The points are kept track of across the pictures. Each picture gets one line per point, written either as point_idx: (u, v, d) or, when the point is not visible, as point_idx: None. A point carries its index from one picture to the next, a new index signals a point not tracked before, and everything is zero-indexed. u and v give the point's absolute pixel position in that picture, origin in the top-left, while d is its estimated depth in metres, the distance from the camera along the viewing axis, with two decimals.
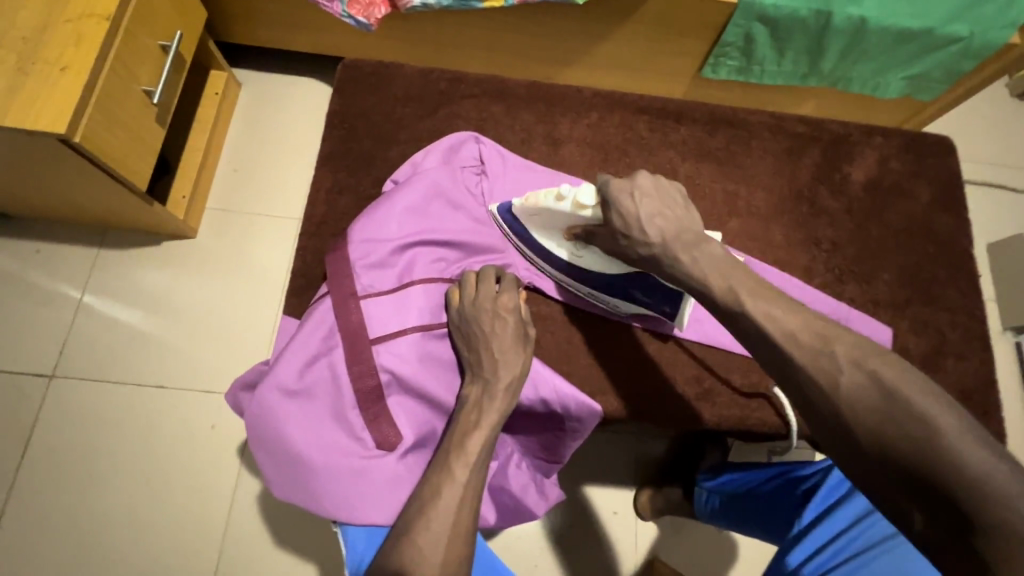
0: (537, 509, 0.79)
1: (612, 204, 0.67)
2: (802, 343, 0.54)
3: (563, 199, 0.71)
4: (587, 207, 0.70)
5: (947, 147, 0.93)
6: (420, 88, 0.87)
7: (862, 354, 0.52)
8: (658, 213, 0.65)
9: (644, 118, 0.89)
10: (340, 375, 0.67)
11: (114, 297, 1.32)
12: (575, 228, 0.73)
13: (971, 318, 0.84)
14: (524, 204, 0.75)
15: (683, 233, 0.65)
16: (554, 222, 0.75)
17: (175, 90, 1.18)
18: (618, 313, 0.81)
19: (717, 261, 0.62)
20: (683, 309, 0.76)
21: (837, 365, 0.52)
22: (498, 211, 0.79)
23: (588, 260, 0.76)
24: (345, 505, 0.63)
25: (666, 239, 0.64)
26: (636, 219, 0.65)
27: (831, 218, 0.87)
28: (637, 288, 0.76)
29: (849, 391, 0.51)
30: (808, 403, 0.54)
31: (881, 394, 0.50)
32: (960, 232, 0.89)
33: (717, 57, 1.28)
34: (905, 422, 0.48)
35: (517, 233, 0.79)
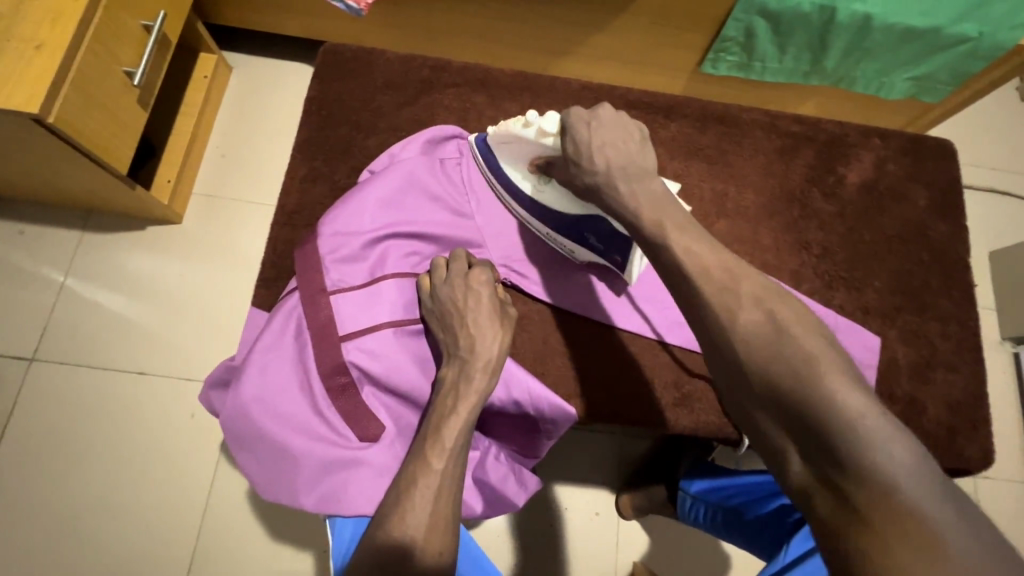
0: (517, 499, 0.77)
1: (569, 131, 0.66)
2: (736, 319, 0.56)
3: (530, 125, 0.69)
4: (549, 136, 0.69)
5: (947, 150, 0.90)
6: (401, 76, 0.84)
7: (790, 337, 0.54)
8: (609, 143, 0.65)
9: (633, 112, 0.86)
10: (312, 368, 0.64)
11: (97, 281, 1.30)
12: (538, 158, 0.72)
13: (963, 329, 0.82)
14: (496, 132, 0.73)
15: (629, 166, 0.65)
16: (518, 149, 0.73)
17: (159, 72, 1.16)
18: (569, 255, 0.80)
19: (656, 200, 0.63)
20: (633, 262, 0.76)
21: (763, 344, 0.54)
22: (472, 142, 0.78)
23: (547, 195, 0.75)
24: (331, 500, 0.60)
25: (611, 169, 0.64)
26: (588, 147, 0.65)
27: (823, 222, 0.84)
28: (592, 233, 0.75)
29: (773, 370, 0.53)
30: (734, 378, 0.56)
31: (803, 374, 0.52)
32: (957, 239, 0.86)
33: (717, 52, 1.24)
34: (820, 402, 0.50)
35: (485, 158, 0.77)
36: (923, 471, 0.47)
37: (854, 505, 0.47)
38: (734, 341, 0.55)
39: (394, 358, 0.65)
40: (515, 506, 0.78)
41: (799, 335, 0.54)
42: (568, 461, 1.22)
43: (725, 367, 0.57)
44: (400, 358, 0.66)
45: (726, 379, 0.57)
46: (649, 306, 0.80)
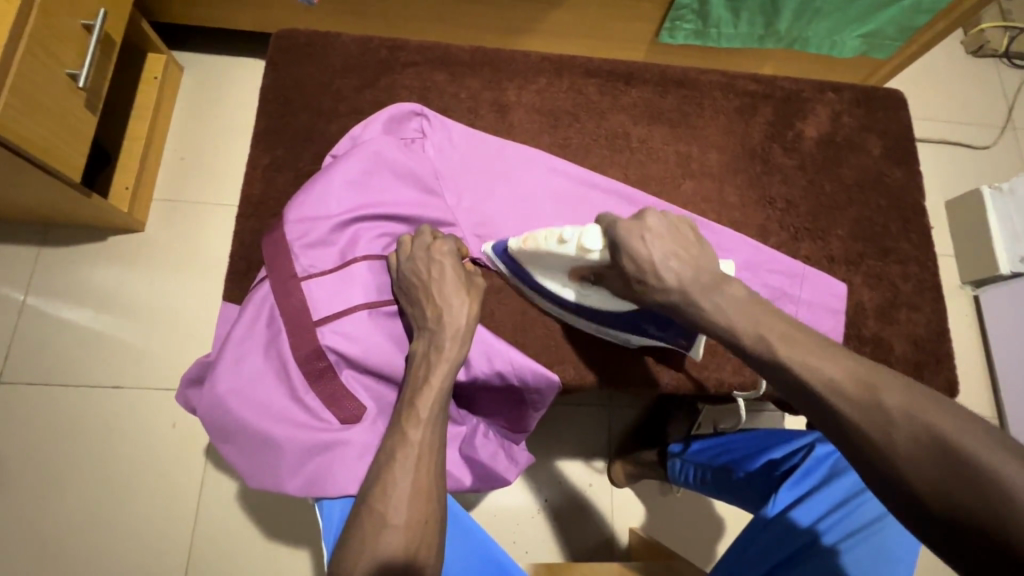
0: (509, 474, 0.79)
1: (621, 248, 0.60)
2: (860, 406, 0.47)
3: (567, 242, 0.65)
4: (593, 250, 0.63)
5: (897, 100, 0.93)
6: (358, 57, 0.83)
7: (933, 427, 0.44)
8: (672, 254, 0.59)
9: (594, 81, 0.87)
10: (287, 355, 0.63)
11: (60, 297, 1.26)
12: (581, 271, 0.69)
13: (923, 269, 0.85)
14: (523, 249, 0.70)
15: (700, 276, 0.58)
16: (556, 265, 0.70)
17: (106, 74, 1.12)
18: (628, 343, 0.79)
19: (742, 305, 0.56)
20: (698, 343, 0.75)
21: (889, 418, 0.46)
22: (492, 251, 0.76)
23: (594, 300, 0.72)
24: (317, 483, 0.60)
25: (682, 283, 0.58)
26: (650, 264, 0.59)
27: (786, 176, 0.86)
28: (650, 321, 0.74)
29: (916, 460, 0.44)
30: (868, 470, 0.46)
31: (953, 463, 0.42)
32: (911, 184, 0.89)
33: (673, 21, 1.25)
34: (984, 495, 0.41)
35: (513, 269, 0.75)
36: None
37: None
38: (872, 439, 0.46)
39: (370, 339, 0.65)
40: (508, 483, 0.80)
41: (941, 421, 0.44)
42: (559, 437, 1.24)
43: (854, 461, 0.48)
44: (375, 338, 0.65)
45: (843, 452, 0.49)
46: None
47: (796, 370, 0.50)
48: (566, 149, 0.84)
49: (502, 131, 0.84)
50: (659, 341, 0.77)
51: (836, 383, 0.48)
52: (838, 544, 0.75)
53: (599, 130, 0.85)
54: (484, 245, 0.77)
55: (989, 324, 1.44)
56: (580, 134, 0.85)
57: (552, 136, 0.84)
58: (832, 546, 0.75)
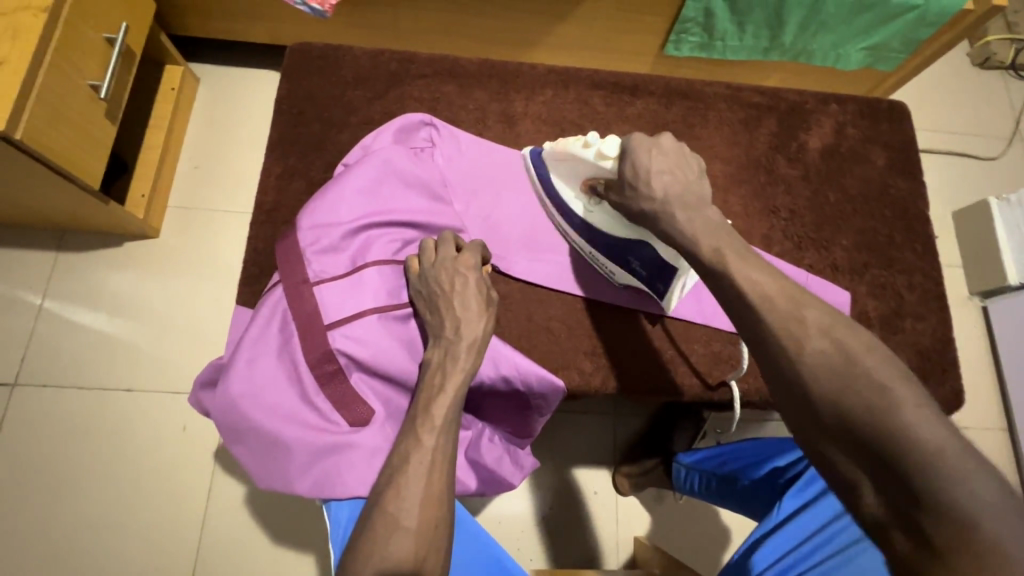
0: (514, 479, 0.80)
1: (628, 155, 0.65)
2: (802, 346, 0.50)
3: (589, 145, 0.70)
4: (609, 158, 0.69)
5: (901, 112, 0.94)
6: (370, 70, 0.85)
7: (865, 372, 0.47)
8: (669, 171, 0.64)
9: (599, 92, 0.88)
10: (299, 358, 0.65)
11: (76, 301, 1.29)
12: (593, 181, 0.73)
13: (927, 279, 0.85)
14: (553, 150, 0.76)
15: (687, 194, 0.63)
16: (574, 169, 0.74)
17: (125, 85, 1.15)
18: (611, 278, 0.81)
19: (713, 227, 0.61)
20: (673, 289, 0.77)
21: (832, 372, 0.48)
22: (528, 154, 0.81)
23: (598, 218, 0.75)
24: (326, 484, 0.61)
25: (668, 195, 0.63)
26: (646, 173, 0.64)
27: (789, 186, 0.87)
28: (636, 258, 0.76)
29: (845, 399, 0.47)
30: (801, 406, 0.49)
31: (878, 402, 0.45)
32: (916, 195, 0.90)
33: (678, 34, 1.27)
34: (900, 432, 0.43)
35: (540, 175, 0.80)
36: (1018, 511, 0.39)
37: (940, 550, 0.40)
38: (808, 378, 0.49)
39: (381, 343, 0.66)
40: (512, 488, 0.81)
41: (875, 369, 0.47)
42: (564, 444, 1.24)
43: (789, 399, 0.50)
44: (386, 343, 0.67)
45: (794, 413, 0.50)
46: None
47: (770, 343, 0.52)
48: None
49: (509, 141, 0.86)
50: (638, 283, 0.79)
51: (786, 315, 0.52)
52: (840, 552, 0.73)
53: (605, 141, 0.87)
54: (524, 150, 0.83)
55: (998, 336, 1.43)
56: None
57: None
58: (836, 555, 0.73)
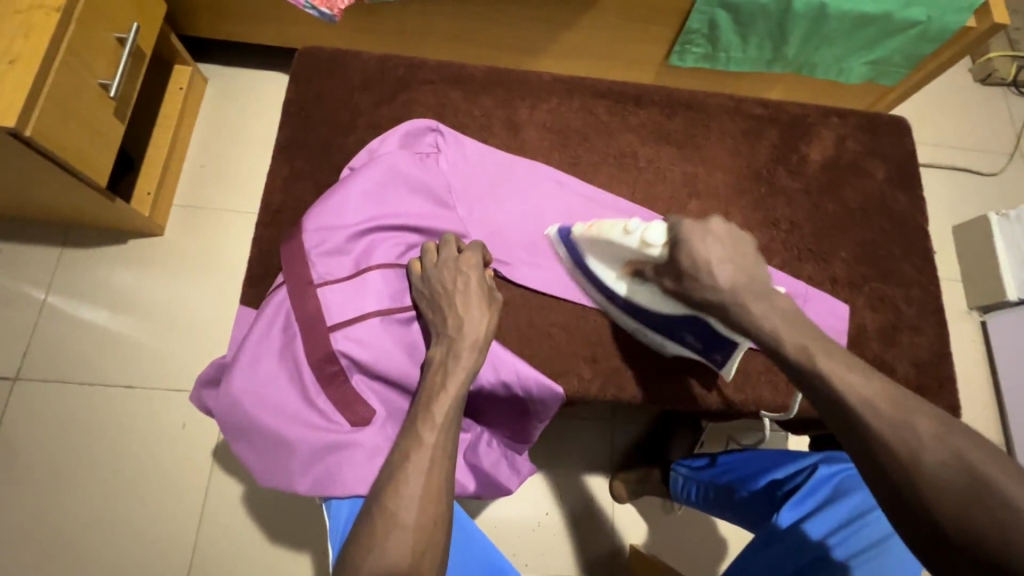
0: (510, 484, 0.80)
1: (682, 245, 0.65)
2: (913, 449, 0.51)
3: (632, 232, 0.70)
4: (655, 245, 0.69)
5: (902, 126, 0.95)
6: (378, 75, 0.86)
7: (986, 478, 0.48)
8: (728, 261, 0.64)
9: (604, 102, 0.89)
10: (301, 359, 0.65)
11: (79, 297, 1.29)
12: (636, 264, 0.73)
13: (926, 293, 0.86)
14: (588, 234, 0.75)
15: (750, 282, 0.64)
16: (615, 253, 0.74)
17: (135, 84, 1.17)
18: (663, 350, 0.81)
19: (791, 318, 0.62)
20: (732, 360, 0.75)
21: (924, 451, 0.51)
22: (556, 235, 0.80)
23: (642, 296, 0.76)
24: (327, 483, 0.62)
25: (733, 286, 0.63)
26: (706, 264, 0.64)
27: (790, 198, 0.88)
28: (689, 331, 0.76)
29: (963, 506, 0.48)
30: (885, 482, 0.53)
31: (999, 512, 0.47)
32: (915, 209, 0.91)
33: (683, 44, 1.29)
34: (999, 529, 0.46)
35: (573, 254, 0.80)
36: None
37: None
38: (920, 484, 0.50)
39: (382, 344, 0.67)
40: (508, 492, 0.81)
41: (966, 449, 0.50)
42: (561, 449, 1.25)
43: (894, 495, 0.52)
44: (387, 345, 0.67)
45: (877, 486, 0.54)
46: None
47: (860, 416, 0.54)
48: (576, 167, 0.87)
49: (513, 147, 0.87)
50: (696, 355, 0.79)
51: (889, 416, 0.53)
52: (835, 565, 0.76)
53: (608, 149, 0.88)
54: (549, 227, 0.82)
55: (997, 350, 1.44)
56: (589, 152, 0.87)
57: (562, 154, 0.87)
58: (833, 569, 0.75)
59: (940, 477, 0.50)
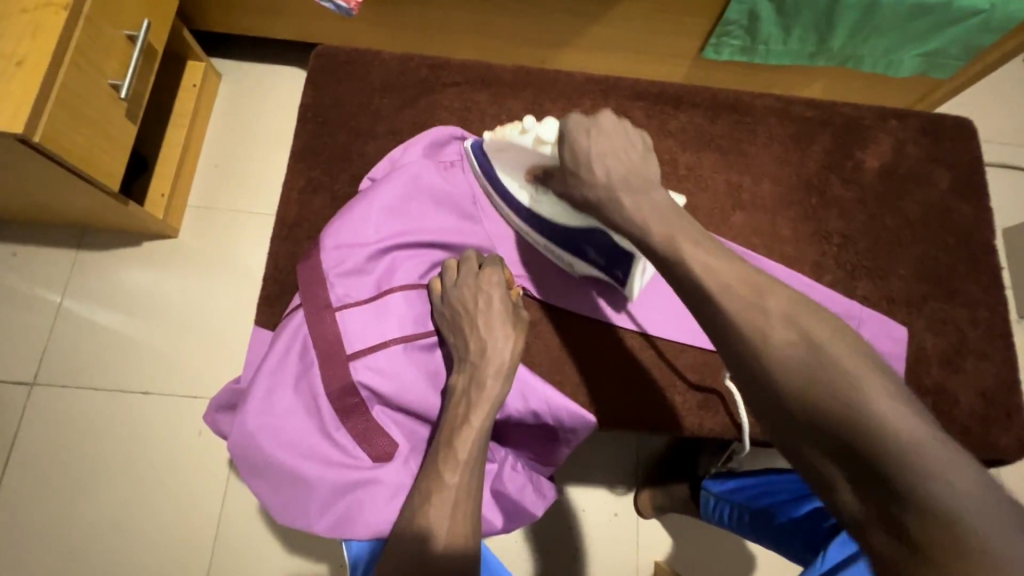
0: (536, 509, 0.75)
1: (568, 141, 0.63)
2: (772, 345, 0.52)
3: (526, 132, 0.66)
4: (547, 144, 0.66)
5: (967, 129, 0.87)
6: (399, 76, 0.81)
7: (835, 366, 0.50)
8: (611, 155, 0.62)
9: (640, 104, 0.83)
10: (320, 390, 0.61)
11: (95, 300, 1.27)
12: (535, 169, 0.69)
13: (993, 314, 0.79)
14: (490, 138, 0.70)
15: (632, 178, 0.62)
16: (513, 160, 0.69)
17: (147, 83, 1.13)
18: (570, 270, 0.76)
19: (661, 211, 0.60)
20: (634, 277, 0.72)
21: (803, 368, 0.50)
22: (469, 147, 0.73)
23: (544, 207, 0.71)
24: (348, 523, 0.58)
25: (612, 179, 0.62)
26: (587, 158, 0.62)
27: (843, 209, 0.81)
28: (591, 246, 0.71)
29: (814, 396, 0.49)
30: (775, 407, 0.52)
31: (847, 400, 0.48)
32: (981, 221, 0.83)
33: (719, 37, 1.21)
34: (878, 437, 0.46)
35: (481, 165, 0.73)
36: (987, 502, 0.42)
37: (918, 541, 0.42)
38: (779, 381, 0.51)
39: (405, 374, 0.62)
40: (534, 517, 0.76)
41: (842, 361, 0.50)
42: (583, 463, 1.21)
43: (764, 399, 0.52)
44: (410, 375, 0.62)
45: (768, 413, 0.53)
46: (665, 311, 0.78)
47: (750, 345, 0.53)
48: None
49: None
50: (598, 272, 0.75)
51: (752, 312, 0.53)
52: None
53: None
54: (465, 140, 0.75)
55: None
56: None
57: None
58: None
59: (816, 388, 0.49)
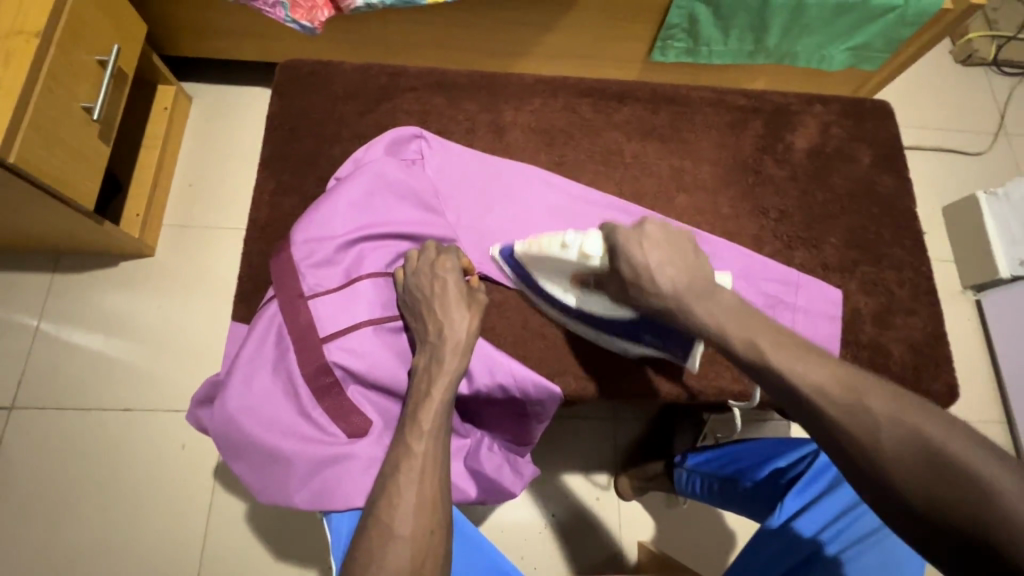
0: (514, 487, 0.79)
1: (620, 253, 0.65)
2: (842, 400, 0.51)
3: (569, 247, 0.70)
4: (594, 256, 0.69)
5: (884, 110, 0.95)
6: (360, 85, 0.86)
7: (965, 467, 0.44)
8: (667, 263, 0.64)
9: (587, 100, 0.89)
10: (296, 372, 0.65)
11: (72, 323, 1.29)
12: (583, 275, 0.73)
13: (918, 274, 0.86)
14: (527, 250, 0.74)
15: (693, 282, 0.63)
16: (558, 268, 0.74)
17: (118, 106, 1.16)
18: (625, 353, 0.80)
19: (737, 312, 0.61)
20: (693, 354, 0.75)
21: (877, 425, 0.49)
22: (499, 254, 0.78)
23: (597, 305, 0.75)
24: (325, 496, 0.60)
25: (677, 290, 0.63)
26: (646, 269, 0.64)
27: (778, 186, 0.88)
28: (647, 330, 0.76)
29: (891, 451, 0.48)
30: (849, 465, 0.50)
31: (926, 455, 0.46)
32: (902, 191, 0.91)
33: (664, 40, 1.30)
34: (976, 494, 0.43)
35: (518, 273, 0.78)
36: None
37: None
38: (891, 465, 0.47)
39: (376, 354, 0.66)
40: (513, 496, 0.81)
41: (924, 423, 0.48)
42: (563, 450, 1.25)
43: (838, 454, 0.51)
44: (379, 354, 0.67)
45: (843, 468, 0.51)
46: None
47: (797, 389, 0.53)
48: (562, 166, 0.86)
49: (499, 150, 0.86)
50: (657, 351, 0.78)
51: (847, 406, 0.50)
52: (845, 552, 0.74)
53: (595, 147, 0.88)
54: (493, 245, 0.80)
55: (992, 326, 1.50)
56: (576, 151, 0.87)
57: (547, 154, 0.87)
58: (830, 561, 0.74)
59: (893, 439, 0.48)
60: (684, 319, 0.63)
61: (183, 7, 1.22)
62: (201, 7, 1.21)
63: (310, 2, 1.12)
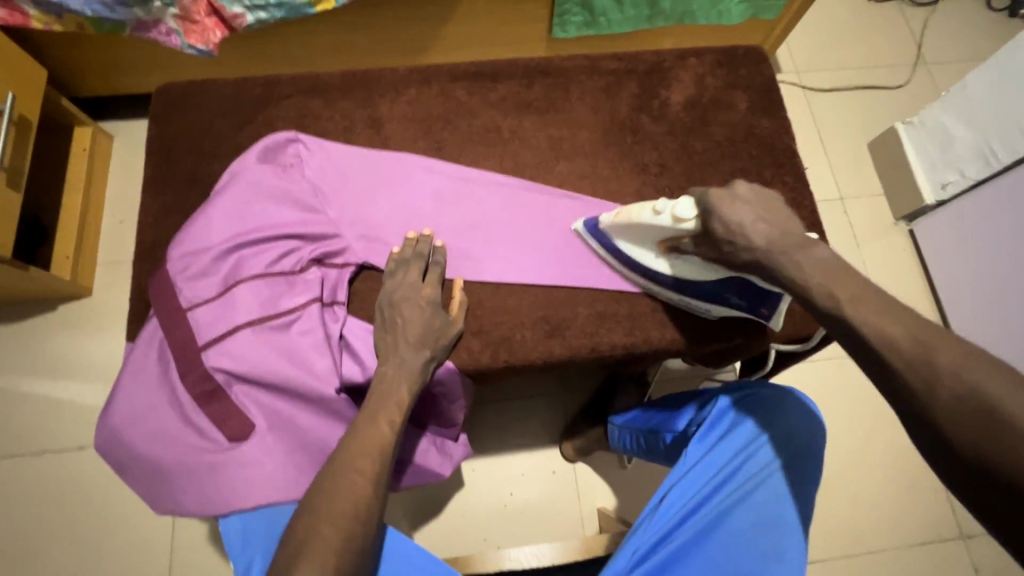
0: (442, 469, 0.82)
1: (713, 213, 0.68)
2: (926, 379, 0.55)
3: (662, 212, 0.71)
4: (686, 219, 0.70)
5: (758, 54, 0.97)
6: (235, 98, 0.88)
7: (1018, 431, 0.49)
8: (761, 220, 0.67)
9: (462, 84, 0.91)
10: (178, 386, 0.69)
11: (16, 371, 1.30)
12: (671, 241, 0.75)
13: (801, 209, 0.88)
14: (616, 221, 0.78)
15: (786, 236, 0.66)
16: (646, 235, 0.76)
17: (25, 154, 1.18)
18: (709, 314, 0.82)
19: (826, 267, 0.64)
20: (778, 311, 0.78)
21: (966, 408, 0.52)
22: (584, 228, 0.84)
23: (683, 270, 0.77)
24: (206, 501, 0.64)
25: (770, 243, 0.66)
26: (740, 226, 0.66)
27: (656, 142, 0.90)
28: (732, 291, 0.78)
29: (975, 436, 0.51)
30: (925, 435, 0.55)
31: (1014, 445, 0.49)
32: (781, 131, 0.93)
33: (561, 16, 1.30)
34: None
35: (604, 243, 0.82)
36: None
37: None
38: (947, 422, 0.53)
39: (254, 355, 0.69)
40: (444, 476, 0.83)
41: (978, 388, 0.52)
42: (512, 427, 1.27)
43: (921, 429, 0.55)
44: (260, 354, 0.69)
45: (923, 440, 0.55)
46: (510, 256, 0.84)
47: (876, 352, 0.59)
48: (441, 151, 0.88)
49: (378, 143, 0.88)
50: (740, 312, 0.80)
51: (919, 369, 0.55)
52: (738, 490, 0.70)
53: (472, 128, 0.90)
54: (573, 222, 0.86)
55: (926, 253, 1.52)
56: (453, 135, 0.89)
57: (427, 140, 0.88)
58: (729, 498, 0.70)
59: (962, 414, 0.52)
60: (777, 273, 0.66)
61: (81, 47, 1.23)
62: (103, 45, 1.23)
63: (202, 24, 1.10)
